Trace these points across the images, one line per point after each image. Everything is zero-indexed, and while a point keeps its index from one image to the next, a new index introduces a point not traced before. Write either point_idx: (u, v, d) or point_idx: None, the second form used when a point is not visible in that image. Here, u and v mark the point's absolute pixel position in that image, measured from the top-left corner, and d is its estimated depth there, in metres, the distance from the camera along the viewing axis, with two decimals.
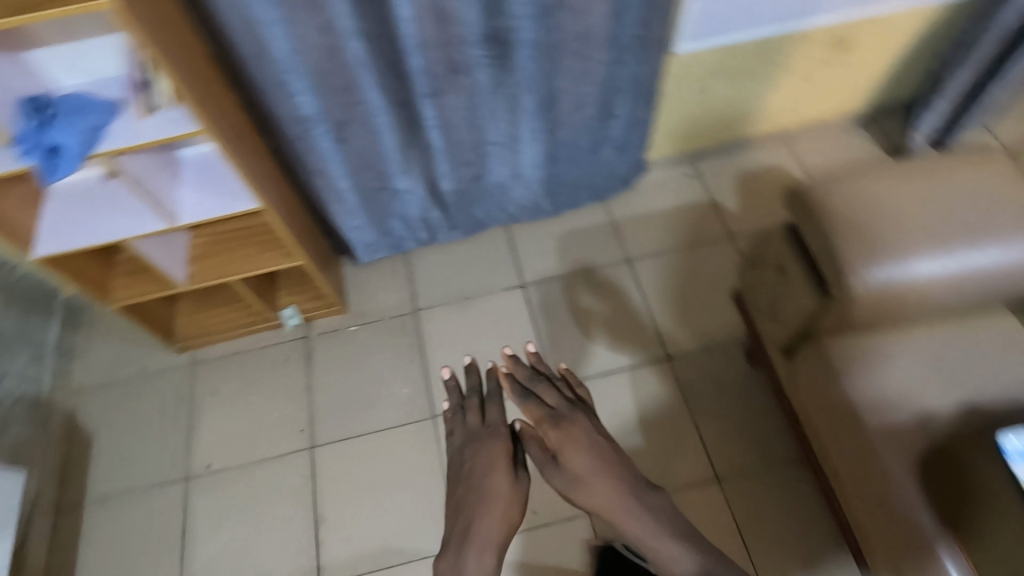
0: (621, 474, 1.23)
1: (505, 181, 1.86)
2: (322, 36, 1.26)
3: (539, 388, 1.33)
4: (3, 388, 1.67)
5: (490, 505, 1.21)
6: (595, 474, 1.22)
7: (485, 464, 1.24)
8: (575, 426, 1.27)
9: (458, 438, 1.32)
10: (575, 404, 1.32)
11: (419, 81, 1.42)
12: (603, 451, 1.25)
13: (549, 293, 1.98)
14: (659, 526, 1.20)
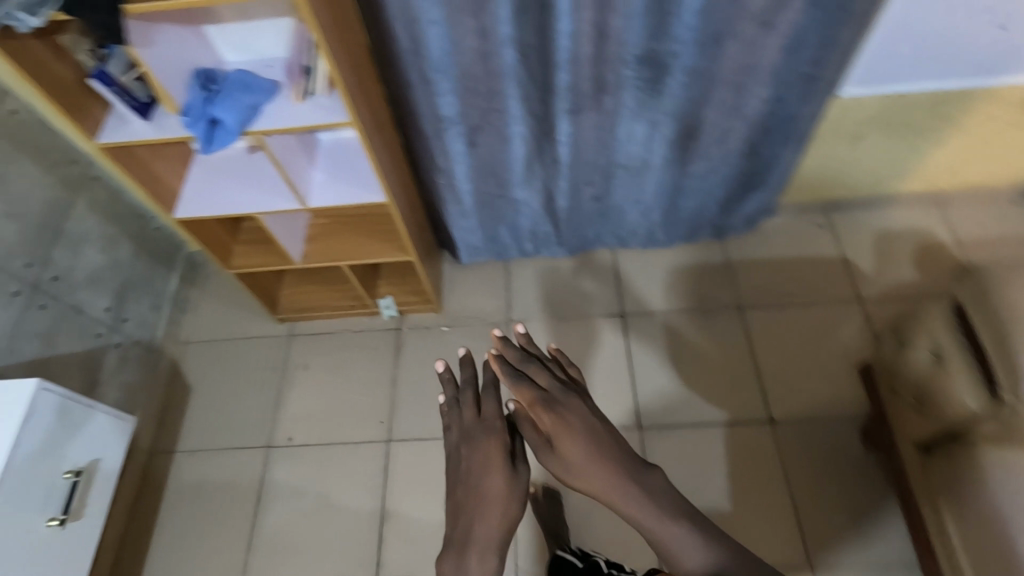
0: (615, 460, 1.13)
1: (624, 206, 1.78)
2: (477, 41, 1.24)
3: (532, 370, 1.19)
4: (125, 330, 1.78)
5: (488, 505, 1.15)
6: (594, 465, 1.12)
7: (481, 463, 1.18)
8: (569, 412, 1.15)
9: (456, 434, 1.25)
10: (569, 386, 1.19)
11: (562, 96, 1.37)
12: (596, 435, 1.14)
13: (648, 328, 1.88)
14: (657, 507, 1.13)
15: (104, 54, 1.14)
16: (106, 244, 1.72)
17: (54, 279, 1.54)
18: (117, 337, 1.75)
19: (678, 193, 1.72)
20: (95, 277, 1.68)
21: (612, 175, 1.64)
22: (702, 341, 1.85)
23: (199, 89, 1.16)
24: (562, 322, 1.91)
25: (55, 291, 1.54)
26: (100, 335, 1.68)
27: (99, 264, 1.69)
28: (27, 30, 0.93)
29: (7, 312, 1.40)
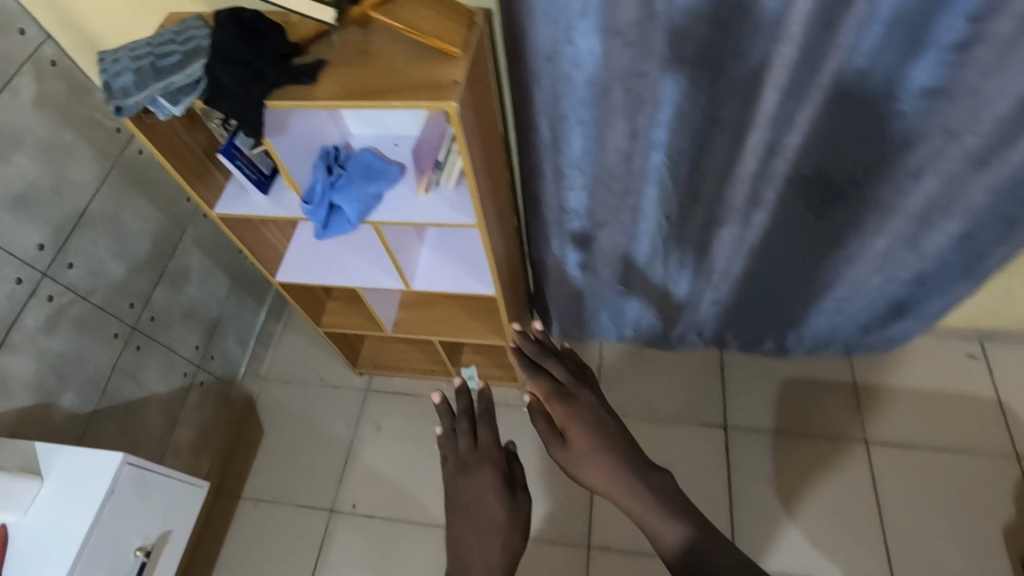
0: (623, 451, 0.90)
1: (747, 315, 1.59)
2: (625, 143, 1.11)
3: (545, 361, 0.99)
4: (209, 367, 1.75)
5: (486, 537, 0.92)
6: (605, 460, 0.89)
7: (476, 489, 0.96)
8: (580, 402, 0.94)
9: (448, 468, 1.02)
10: (585, 379, 0.99)
11: (707, 205, 1.21)
12: (606, 423, 0.92)
13: (753, 447, 1.69)
14: (667, 503, 0.86)
15: (233, 123, 1.05)
16: (204, 281, 1.69)
17: (152, 318, 1.52)
18: (201, 375, 1.72)
19: (811, 311, 1.52)
20: (189, 314, 1.65)
21: (740, 286, 1.47)
22: (815, 473, 1.64)
23: (325, 172, 1.07)
24: (656, 425, 1.74)
25: (152, 330, 1.52)
26: (186, 374, 1.65)
27: (196, 301, 1.67)
28: (165, 118, 0.87)
29: (106, 354, 1.38)
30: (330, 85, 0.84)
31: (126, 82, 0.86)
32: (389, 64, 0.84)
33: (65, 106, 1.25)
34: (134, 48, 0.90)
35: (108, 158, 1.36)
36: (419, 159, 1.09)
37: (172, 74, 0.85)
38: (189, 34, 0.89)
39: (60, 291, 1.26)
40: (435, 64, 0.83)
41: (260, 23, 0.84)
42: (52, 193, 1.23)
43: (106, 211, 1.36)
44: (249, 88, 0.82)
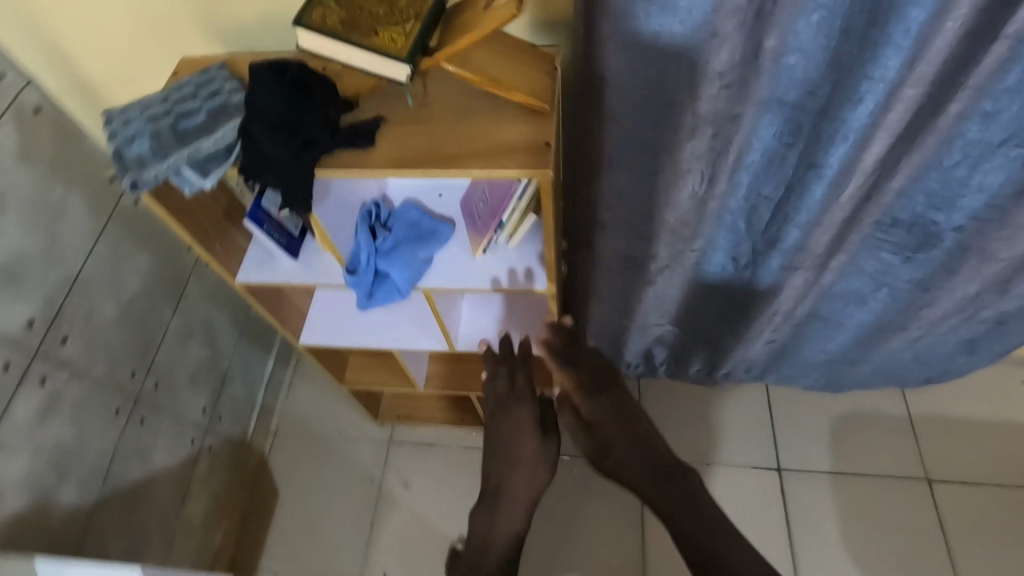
0: (636, 442, 1.12)
1: (802, 353, 1.49)
2: (701, 189, 0.99)
3: (580, 358, 1.14)
4: (218, 429, 1.59)
5: (517, 468, 1.10)
6: (622, 447, 1.11)
7: (513, 433, 1.11)
8: (608, 398, 1.14)
9: (486, 404, 1.16)
10: (611, 380, 1.16)
11: (782, 251, 1.10)
12: (630, 421, 1.13)
13: (810, 489, 1.60)
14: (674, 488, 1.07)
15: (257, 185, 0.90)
16: (211, 335, 1.53)
17: (156, 385, 1.35)
18: (210, 439, 1.56)
19: (873, 349, 1.42)
20: (195, 376, 1.49)
21: (801, 327, 1.37)
22: (878, 516, 1.55)
23: (368, 237, 0.93)
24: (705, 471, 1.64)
25: (156, 399, 1.35)
26: (193, 441, 1.49)
27: (203, 359, 1.50)
28: (189, 191, 0.72)
29: (108, 434, 1.22)
30: (395, 149, 0.71)
31: (141, 147, 0.72)
32: (465, 123, 0.71)
33: (52, 158, 1.08)
34: (148, 105, 0.76)
35: (102, 212, 1.19)
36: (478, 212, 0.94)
37: (200, 139, 0.71)
38: (216, 89, 0.76)
39: (54, 371, 1.10)
40: (521, 123, 0.70)
41: (303, 77, 0.69)
42: (40, 260, 1.06)
43: (102, 272, 1.19)
44: (298, 157, 0.68)
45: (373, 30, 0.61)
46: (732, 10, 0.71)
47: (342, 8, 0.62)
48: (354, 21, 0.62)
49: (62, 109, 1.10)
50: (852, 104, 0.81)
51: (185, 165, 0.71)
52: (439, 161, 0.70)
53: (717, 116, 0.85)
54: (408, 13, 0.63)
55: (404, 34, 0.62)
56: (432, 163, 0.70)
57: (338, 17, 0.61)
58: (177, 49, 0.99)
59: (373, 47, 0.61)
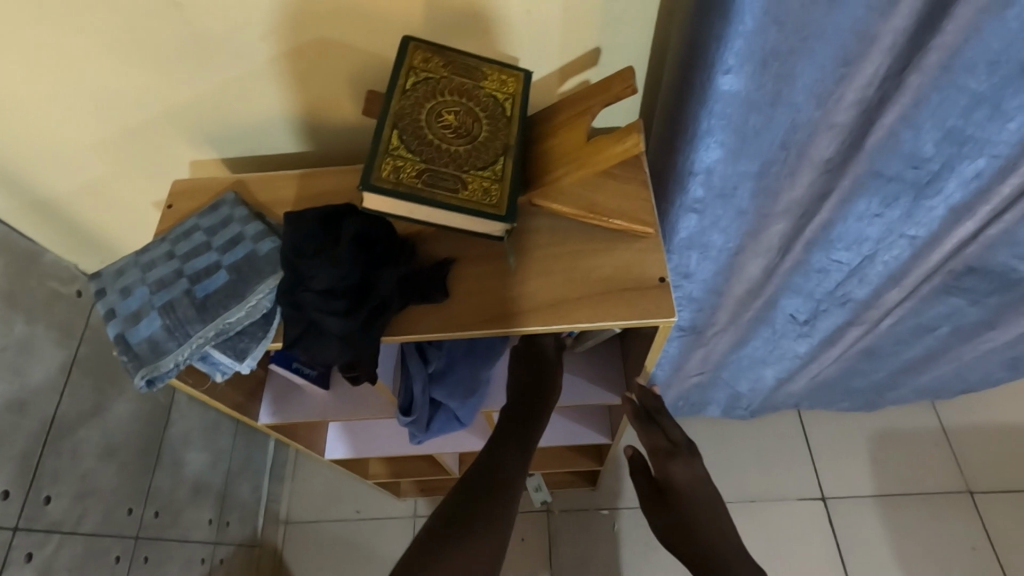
0: (710, 512, 0.91)
1: (845, 385, 1.44)
2: (778, 260, 0.89)
3: (663, 424, 0.90)
4: (229, 537, 1.42)
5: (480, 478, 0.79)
6: (696, 515, 0.90)
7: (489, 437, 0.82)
8: (683, 469, 0.91)
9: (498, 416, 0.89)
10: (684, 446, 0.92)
11: (851, 306, 1.02)
12: (706, 491, 0.92)
13: (858, 515, 1.55)
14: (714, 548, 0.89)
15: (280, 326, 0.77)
16: (209, 439, 1.35)
17: (157, 514, 1.18)
18: (221, 551, 1.39)
19: (921, 375, 1.38)
20: (197, 489, 1.31)
21: (850, 365, 1.31)
22: (929, 536, 1.52)
23: (422, 366, 0.79)
24: (751, 509, 1.57)
25: (159, 529, 1.18)
26: (204, 560, 1.33)
27: (204, 467, 1.33)
28: (222, 376, 0.58)
29: None
30: (481, 297, 0.58)
31: (152, 326, 0.57)
32: (560, 258, 0.59)
33: (7, 291, 0.89)
34: (150, 263, 0.60)
35: (72, 337, 1.00)
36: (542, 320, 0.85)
37: (229, 311, 0.57)
38: (236, 235, 0.61)
39: (42, 540, 0.92)
40: (628, 254, 0.58)
41: (376, 228, 0.56)
42: (8, 417, 0.88)
43: (82, 407, 1.01)
44: (367, 331, 0.55)
45: (459, 179, 0.48)
46: (850, 100, 0.61)
47: (415, 153, 0.49)
48: (433, 168, 0.48)
49: (12, 229, 0.91)
50: (961, 178, 0.72)
51: (213, 347, 0.57)
52: (549, 315, 0.57)
53: (809, 198, 0.75)
54: (495, 149, 0.50)
55: (497, 179, 0.49)
56: (541, 317, 0.57)
57: (413, 167, 0.48)
58: (159, 157, 0.82)
59: (461, 202, 0.48)
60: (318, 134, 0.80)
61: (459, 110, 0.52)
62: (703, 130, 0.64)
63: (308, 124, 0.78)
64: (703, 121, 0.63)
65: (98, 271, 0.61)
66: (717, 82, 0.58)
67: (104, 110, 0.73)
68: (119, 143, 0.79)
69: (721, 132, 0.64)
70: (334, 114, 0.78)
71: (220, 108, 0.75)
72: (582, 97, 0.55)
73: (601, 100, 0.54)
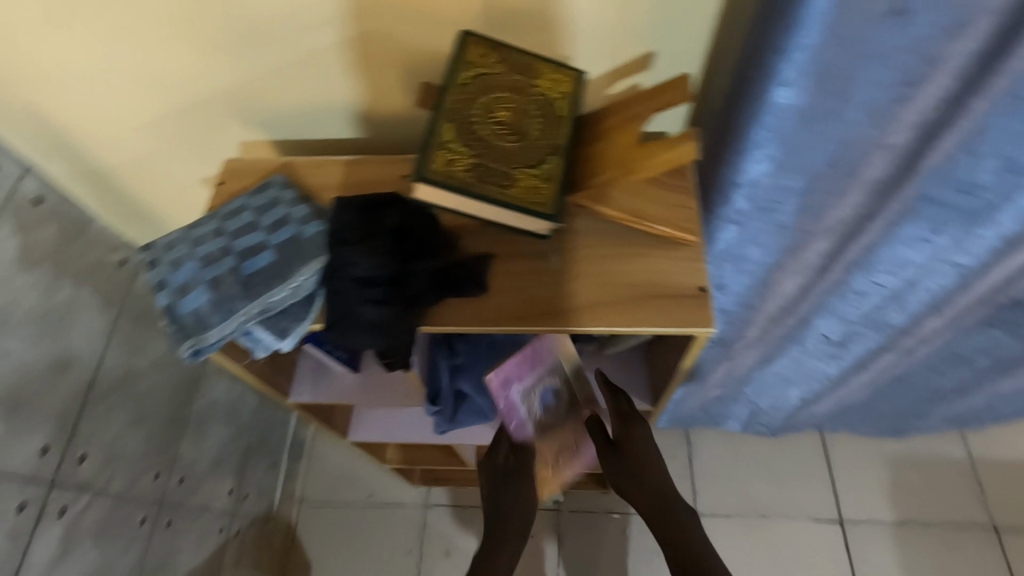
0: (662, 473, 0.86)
1: (871, 410, 1.41)
2: (814, 278, 0.87)
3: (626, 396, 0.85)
4: (246, 510, 1.45)
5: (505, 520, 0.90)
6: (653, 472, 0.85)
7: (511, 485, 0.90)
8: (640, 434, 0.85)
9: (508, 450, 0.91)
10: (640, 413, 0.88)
11: (887, 330, 1.00)
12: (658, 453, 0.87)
13: (874, 541, 1.52)
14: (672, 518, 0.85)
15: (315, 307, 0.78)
16: (231, 414, 1.38)
17: (181, 482, 1.22)
18: (237, 523, 1.42)
19: (951, 405, 1.35)
20: (218, 461, 1.34)
21: (880, 389, 1.28)
22: (948, 568, 1.48)
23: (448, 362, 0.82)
24: (764, 526, 1.55)
25: (182, 496, 1.22)
26: (222, 530, 1.36)
27: (227, 440, 1.36)
28: (264, 354, 0.59)
29: (133, 552, 1.08)
30: (518, 293, 0.58)
31: (199, 300, 0.58)
32: (597, 259, 0.59)
33: (56, 255, 0.93)
34: (199, 238, 0.62)
35: (113, 305, 1.04)
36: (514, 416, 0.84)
37: (272, 291, 0.57)
38: (282, 217, 0.62)
39: (74, 497, 0.96)
40: (667, 261, 0.58)
41: (415, 219, 0.58)
42: (50, 378, 0.91)
43: (118, 373, 1.05)
44: (405, 319, 0.55)
45: (509, 176, 0.49)
46: (909, 122, 0.59)
47: (467, 147, 0.49)
48: (485, 164, 0.49)
49: (65, 196, 0.95)
50: (1018, 209, 0.70)
51: (257, 325, 0.58)
52: (588, 315, 0.57)
53: (854, 218, 0.74)
54: (545, 148, 0.51)
55: (546, 178, 0.49)
56: (579, 316, 0.57)
57: (465, 161, 0.48)
58: (208, 136, 0.84)
59: (510, 199, 0.48)
60: (363, 124, 0.81)
61: (512, 106, 0.52)
62: (752, 142, 0.63)
63: (353, 114, 0.79)
64: (754, 133, 0.62)
65: (149, 242, 0.62)
66: (772, 95, 0.58)
67: (161, 86, 0.76)
68: (173, 119, 0.81)
69: (770, 145, 0.64)
70: (380, 106, 0.79)
71: (271, 91, 0.76)
72: (632, 102, 0.54)
73: (653, 106, 0.53)
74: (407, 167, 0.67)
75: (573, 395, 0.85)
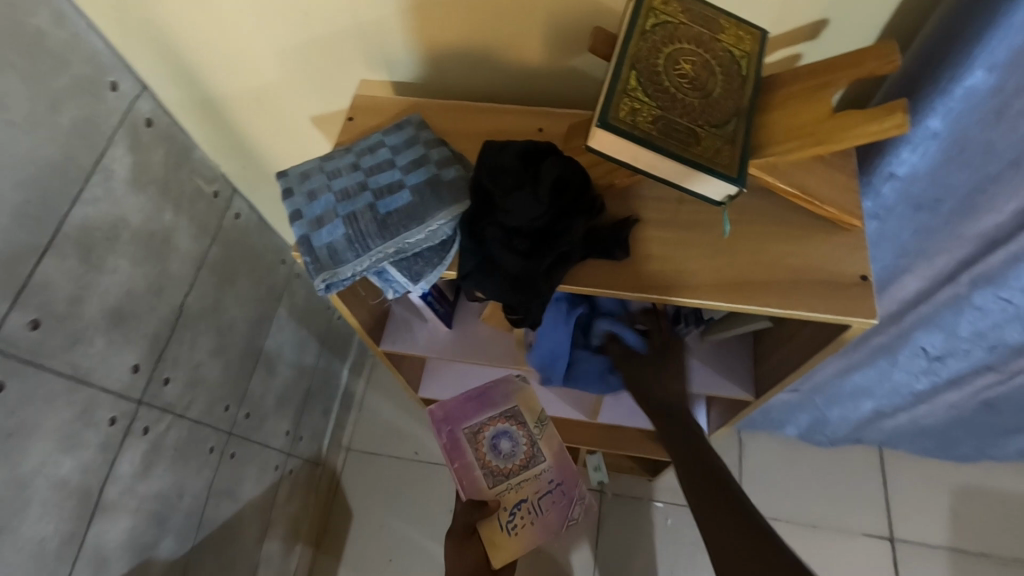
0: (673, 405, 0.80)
1: (945, 432, 1.36)
2: (937, 284, 0.82)
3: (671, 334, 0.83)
4: (299, 452, 1.48)
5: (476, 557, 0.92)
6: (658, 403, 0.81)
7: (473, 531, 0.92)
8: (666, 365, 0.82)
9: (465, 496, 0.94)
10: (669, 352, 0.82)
11: (998, 347, 0.94)
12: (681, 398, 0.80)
13: (925, 565, 1.48)
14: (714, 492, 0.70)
15: None
16: (295, 357, 1.40)
17: (248, 416, 1.24)
18: (291, 463, 1.45)
19: None
20: (281, 400, 1.36)
21: (963, 411, 1.22)
22: None
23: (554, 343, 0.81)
24: (810, 535, 1.52)
25: (247, 430, 1.24)
26: (277, 467, 1.39)
27: (290, 382, 1.39)
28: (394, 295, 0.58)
29: (202, 478, 1.11)
30: (662, 262, 0.56)
31: (334, 233, 0.57)
32: (750, 237, 0.56)
33: (162, 178, 0.93)
34: (335, 170, 0.60)
35: (206, 235, 1.04)
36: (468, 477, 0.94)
37: (409, 231, 0.56)
38: (420, 157, 0.60)
39: (157, 418, 0.98)
40: (827, 245, 0.55)
41: (572, 174, 0.54)
42: (148, 300, 0.93)
43: (205, 303, 1.06)
44: (547, 274, 0.54)
45: (692, 134, 0.46)
46: None
47: (650, 98, 0.46)
48: (668, 118, 0.46)
49: (175, 121, 0.95)
50: None
51: (390, 265, 0.57)
52: (734, 292, 0.54)
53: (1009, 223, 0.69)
54: (728, 108, 0.47)
55: (728, 141, 0.46)
56: (724, 291, 0.54)
57: (649, 113, 0.45)
58: (327, 73, 0.82)
59: (692, 158, 0.45)
60: (487, 78, 0.79)
61: (695, 61, 0.49)
62: (922, 128, 0.59)
63: (479, 66, 0.77)
64: (930, 119, 0.57)
65: (283, 171, 0.62)
66: (966, 77, 0.53)
67: (294, 14, 0.74)
68: (297, 53, 0.80)
69: (943, 135, 0.59)
70: (508, 57, 0.76)
71: (403, 33, 0.74)
72: (822, 69, 0.49)
73: (850, 75, 0.48)
74: (544, 121, 0.65)
75: (531, 444, 0.96)
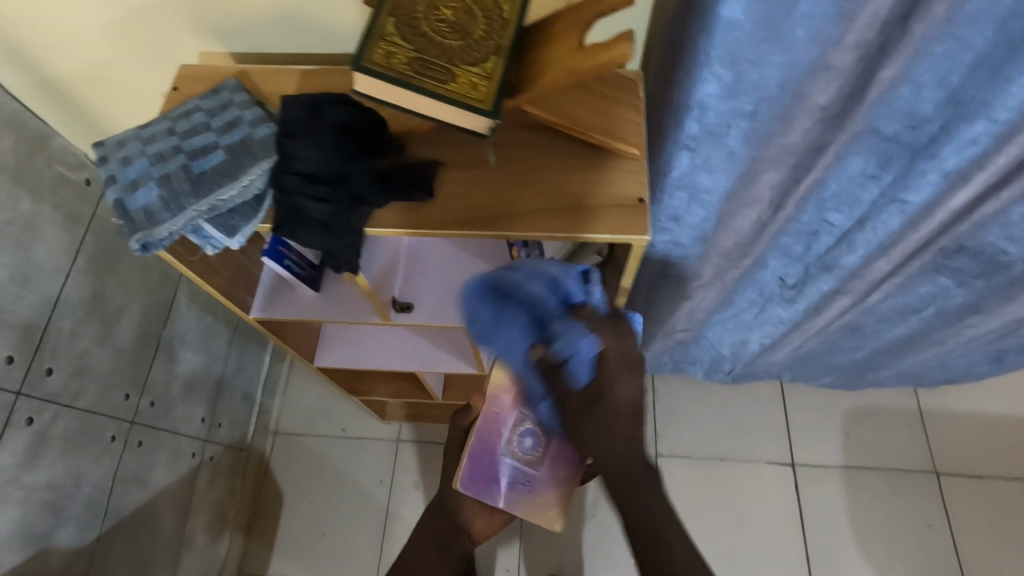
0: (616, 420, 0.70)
1: (824, 361, 1.47)
2: (768, 213, 0.90)
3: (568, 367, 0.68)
4: (219, 437, 1.49)
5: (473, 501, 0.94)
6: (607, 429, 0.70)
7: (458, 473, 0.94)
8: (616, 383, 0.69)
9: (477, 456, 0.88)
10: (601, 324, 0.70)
11: (839, 270, 1.03)
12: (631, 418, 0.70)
13: (823, 485, 1.60)
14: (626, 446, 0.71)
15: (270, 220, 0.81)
16: (204, 341, 1.40)
17: (151, 404, 1.24)
18: (210, 450, 1.46)
19: (903, 358, 1.40)
20: (190, 387, 1.36)
21: (835, 336, 1.32)
22: (892, 513, 1.57)
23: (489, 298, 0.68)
24: (719, 467, 1.63)
25: (152, 418, 1.24)
26: (194, 454, 1.39)
27: (199, 367, 1.38)
28: (213, 250, 0.61)
29: (103, 466, 1.11)
30: (462, 199, 0.61)
31: (149, 196, 0.59)
32: (539, 170, 0.61)
33: (16, 168, 0.93)
34: (150, 137, 0.62)
35: (78, 223, 1.04)
36: (483, 445, 0.86)
37: (221, 189, 0.59)
38: (234, 119, 0.62)
39: (40, 410, 0.98)
40: (611, 173, 0.60)
41: (360, 120, 0.58)
42: (14, 289, 0.93)
43: (83, 291, 1.06)
44: (353, 219, 0.58)
45: (448, 73, 0.50)
46: (849, 46, 0.61)
47: (407, 42, 0.50)
48: (422, 59, 0.50)
49: (25, 107, 0.94)
50: (960, 143, 0.73)
51: (206, 222, 0.60)
52: (552, 217, 0.59)
53: (803, 148, 0.76)
54: (487, 48, 0.51)
55: (486, 77, 0.50)
56: (542, 218, 0.60)
57: (405, 55, 0.50)
58: (171, 44, 0.84)
59: (448, 94, 0.50)
60: (327, 40, 0.82)
61: (456, 6, 0.52)
62: (699, 61, 0.64)
63: (314, 22, 0.79)
64: (701, 50, 0.63)
65: (100, 140, 0.63)
66: (722, 9, 0.58)
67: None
68: (137, 24, 0.81)
69: (719, 63, 0.64)
70: (344, 18, 0.78)
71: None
72: (578, 7, 0.53)
73: (597, 10, 0.52)
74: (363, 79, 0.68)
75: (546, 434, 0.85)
